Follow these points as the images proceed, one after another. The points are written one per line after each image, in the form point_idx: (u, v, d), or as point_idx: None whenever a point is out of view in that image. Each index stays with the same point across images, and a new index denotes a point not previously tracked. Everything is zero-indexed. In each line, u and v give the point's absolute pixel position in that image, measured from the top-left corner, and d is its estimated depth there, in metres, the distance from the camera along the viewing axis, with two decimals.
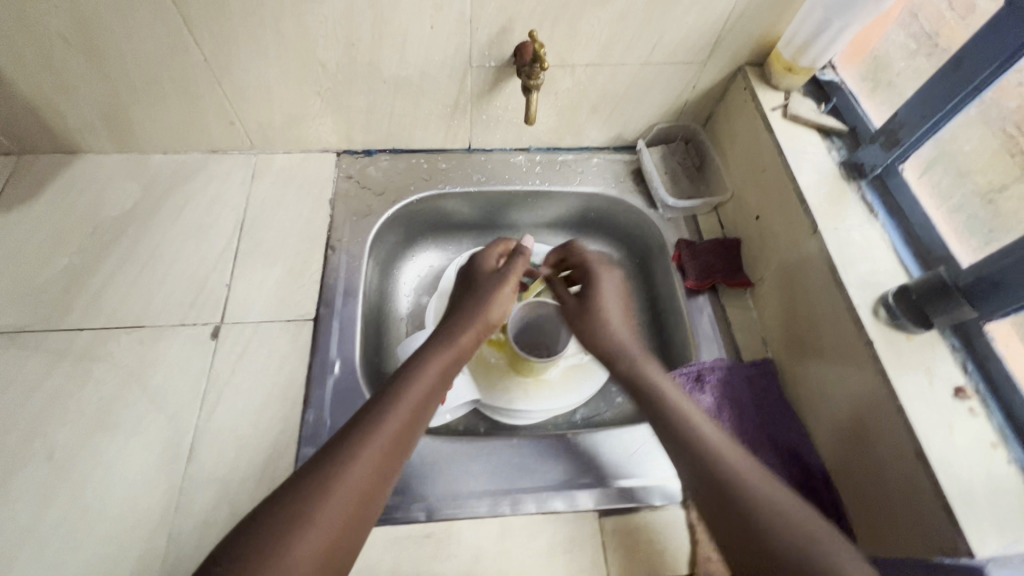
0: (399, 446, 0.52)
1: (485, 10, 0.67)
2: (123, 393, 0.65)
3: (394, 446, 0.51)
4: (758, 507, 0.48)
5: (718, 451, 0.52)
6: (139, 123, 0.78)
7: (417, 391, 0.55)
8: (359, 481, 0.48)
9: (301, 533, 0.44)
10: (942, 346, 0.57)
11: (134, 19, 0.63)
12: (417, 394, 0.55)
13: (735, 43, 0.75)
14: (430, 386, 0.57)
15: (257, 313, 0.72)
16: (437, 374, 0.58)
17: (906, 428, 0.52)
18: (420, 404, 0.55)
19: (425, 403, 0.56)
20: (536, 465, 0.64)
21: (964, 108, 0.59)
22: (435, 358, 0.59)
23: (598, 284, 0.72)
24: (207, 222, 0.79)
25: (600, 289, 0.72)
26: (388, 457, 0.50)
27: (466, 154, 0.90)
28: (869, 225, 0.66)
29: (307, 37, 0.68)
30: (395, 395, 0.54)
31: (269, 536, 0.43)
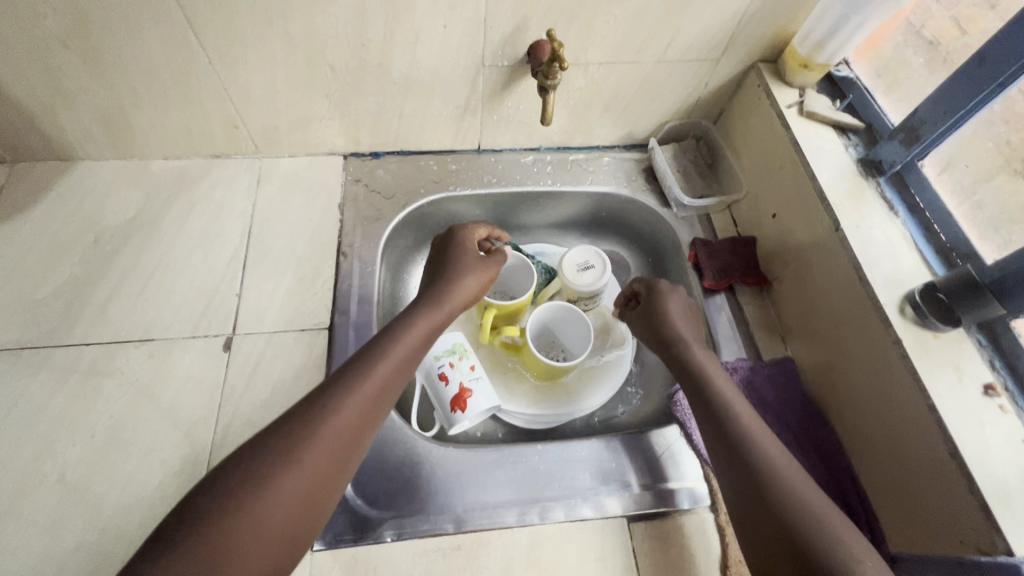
0: (366, 422, 0.53)
1: (500, 8, 0.65)
2: (136, 409, 0.63)
3: (362, 420, 0.53)
4: (796, 514, 0.49)
5: (770, 464, 0.53)
6: (140, 128, 0.76)
7: (382, 371, 0.56)
8: (327, 451, 0.50)
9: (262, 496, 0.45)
10: (969, 344, 0.57)
11: (137, 20, 0.61)
12: (388, 369, 0.56)
13: (750, 39, 0.75)
14: (401, 361, 0.58)
15: (269, 323, 0.70)
16: (409, 348, 0.59)
17: (938, 427, 0.53)
18: (390, 378, 0.57)
19: (396, 379, 0.57)
20: (563, 471, 0.64)
21: (987, 104, 0.58)
22: (408, 333, 0.61)
23: (665, 302, 0.69)
24: (214, 229, 0.77)
25: (664, 307, 0.69)
26: (354, 431, 0.52)
27: (476, 155, 0.88)
28: (890, 222, 0.65)
29: (316, 38, 0.66)
30: (367, 368, 0.55)
31: (234, 497, 0.45)
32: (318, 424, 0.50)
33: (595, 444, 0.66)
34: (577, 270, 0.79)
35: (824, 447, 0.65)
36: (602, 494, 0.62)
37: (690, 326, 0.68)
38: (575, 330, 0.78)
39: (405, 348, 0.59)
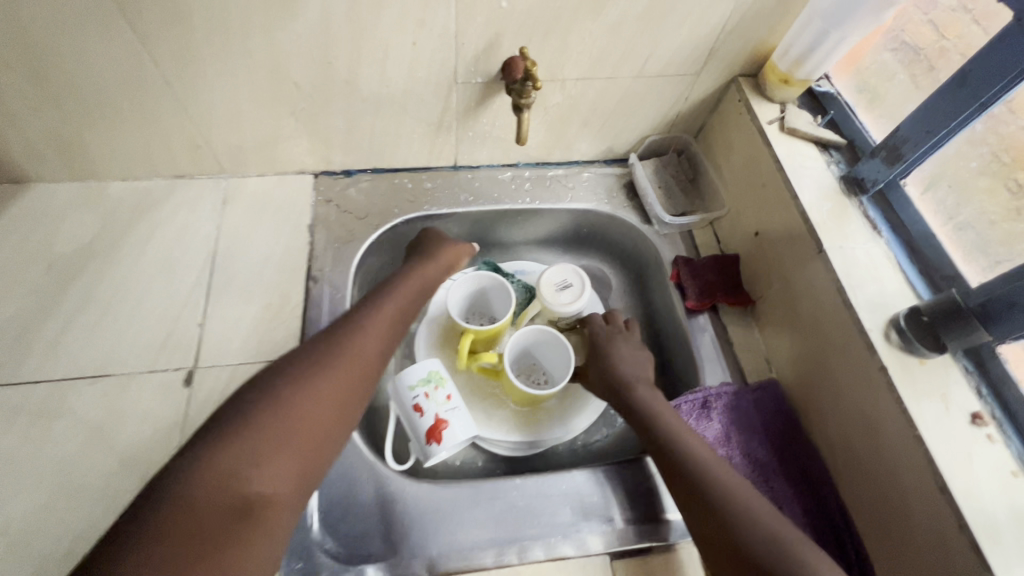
0: (369, 366, 0.52)
1: (472, 24, 0.63)
2: (90, 451, 0.60)
3: (361, 364, 0.52)
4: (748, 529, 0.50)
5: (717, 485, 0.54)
6: (95, 150, 0.72)
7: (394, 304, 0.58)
8: (328, 389, 0.48)
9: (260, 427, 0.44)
10: (956, 370, 0.56)
11: (85, 40, 0.57)
12: (384, 320, 0.56)
13: (729, 54, 0.73)
14: (395, 314, 0.57)
15: (234, 354, 0.67)
16: (401, 306, 0.59)
17: (926, 462, 0.51)
18: (388, 330, 0.56)
19: (393, 329, 0.56)
20: (545, 506, 0.62)
21: (969, 124, 0.57)
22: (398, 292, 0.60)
23: (610, 347, 0.70)
24: (176, 255, 0.73)
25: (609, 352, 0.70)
26: (357, 373, 0.51)
27: (452, 172, 0.85)
28: (873, 242, 0.64)
29: (279, 56, 0.63)
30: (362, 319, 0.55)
31: (241, 422, 0.44)
32: (316, 367, 0.49)
33: (582, 475, 0.63)
34: (556, 289, 0.77)
35: (811, 474, 0.63)
36: (584, 529, 0.61)
37: (638, 365, 0.68)
38: (555, 353, 0.75)
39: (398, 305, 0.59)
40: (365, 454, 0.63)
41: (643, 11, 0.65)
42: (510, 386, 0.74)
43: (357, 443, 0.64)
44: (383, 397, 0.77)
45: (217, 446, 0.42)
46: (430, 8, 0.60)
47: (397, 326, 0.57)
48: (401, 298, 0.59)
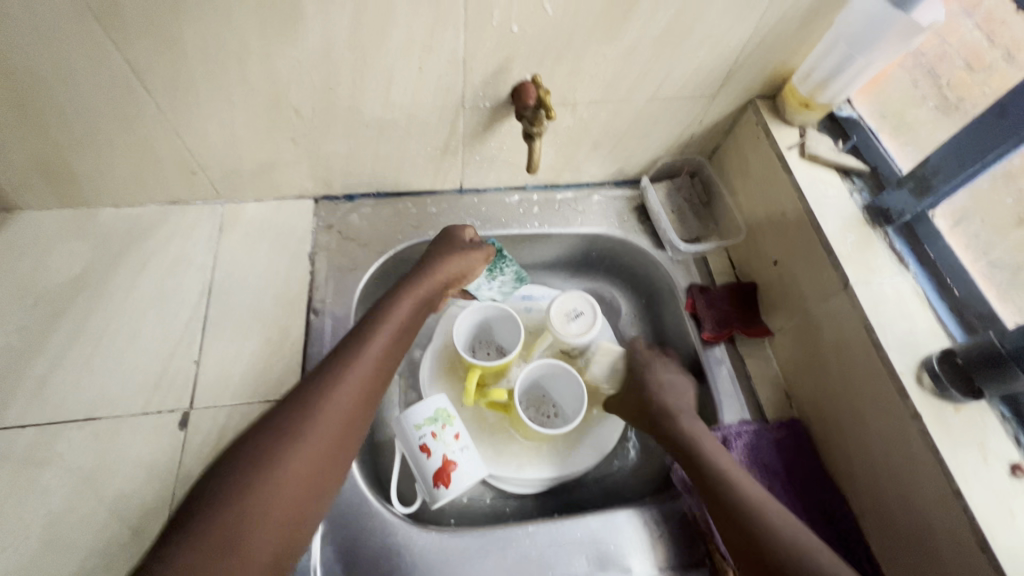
0: (369, 390, 0.55)
1: (480, 49, 0.60)
2: (79, 501, 0.56)
3: (364, 387, 0.55)
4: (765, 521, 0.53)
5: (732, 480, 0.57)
6: (85, 177, 0.68)
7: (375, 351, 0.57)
8: (336, 414, 0.52)
9: (284, 460, 0.48)
10: (992, 417, 0.53)
11: (71, 67, 0.54)
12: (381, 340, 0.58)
13: (747, 76, 0.70)
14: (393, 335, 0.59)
15: (231, 395, 0.64)
16: (377, 355, 0.57)
17: (964, 515, 0.48)
18: (385, 350, 0.58)
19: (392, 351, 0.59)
20: (560, 554, 0.59)
21: (1006, 157, 0.54)
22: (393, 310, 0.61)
23: (651, 371, 0.71)
24: (170, 287, 0.70)
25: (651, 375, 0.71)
26: (359, 399, 0.54)
27: (458, 196, 0.82)
28: (901, 277, 0.61)
29: (278, 82, 0.60)
30: (360, 344, 0.57)
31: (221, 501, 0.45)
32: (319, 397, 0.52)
33: (597, 521, 0.61)
34: (565, 318, 0.74)
35: (837, 522, 0.60)
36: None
37: (677, 394, 0.68)
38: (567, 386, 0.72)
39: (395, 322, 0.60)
40: (368, 501, 0.60)
41: (660, 35, 0.62)
42: (519, 424, 0.70)
43: (362, 487, 0.61)
44: (386, 431, 0.74)
45: (197, 531, 0.43)
46: (437, 32, 0.57)
47: (395, 349, 0.59)
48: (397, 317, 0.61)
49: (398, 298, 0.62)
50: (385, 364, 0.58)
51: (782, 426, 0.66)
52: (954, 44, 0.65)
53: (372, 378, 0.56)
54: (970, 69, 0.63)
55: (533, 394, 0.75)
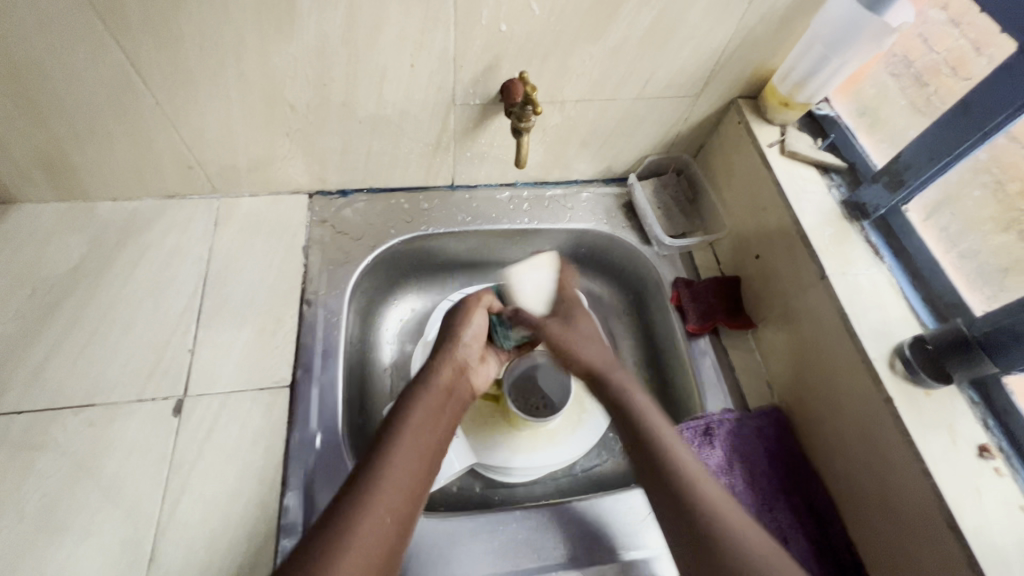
0: (416, 478, 0.54)
1: (470, 48, 0.62)
2: (73, 484, 0.58)
3: (408, 479, 0.53)
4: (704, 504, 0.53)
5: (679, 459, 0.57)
6: (83, 171, 0.70)
7: (413, 438, 0.56)
8: (385, 511, 0.49)
9: (339, 571, 0.45)
10: (962, 401, 0.55)
11: (73, 61, 0.56)
12: (414, 430, 0.56)
13: (729, 76, 0.72)
14: (423, 421, 0.58)
15: (225, 383, 0.65)
16: (420, 440, 0.56)
17: (933, 494, 0.50)
18: (421, 437, 0.56)
19: (429, 438, 0.57)
20: (545, 537, 0.61)
21: (972, 151, 0.57)
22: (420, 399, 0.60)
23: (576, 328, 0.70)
24: (166, 279, 0.72)
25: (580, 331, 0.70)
26: (409, 488, 0.52)
27: (449, 192, 0.84)
28: (876, 268, 0.63)
29: (274, 78, 0.62)
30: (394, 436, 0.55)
31: None
32: (359, 497, 0.50)
33: (581, 506, 0.63)
34: None
35: (815, 506, 0.62)
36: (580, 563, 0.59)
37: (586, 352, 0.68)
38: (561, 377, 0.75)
39: (423, 412, 0.59)
40: None
41: (644, 35, 0.64)
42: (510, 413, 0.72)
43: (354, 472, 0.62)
44: (377, 421, 0.75)
45: None
46: (428, 30, 0.59)
47: (430, 433, 0.58)
48: (424, 405, 0.59)
49: (423, 388, 0.62)
50: (425, 454, 0.56)
51: (761, 415, 0.68)
52: (942, 52, 0.64)
53: (416, 468, 0.54)
54: (956, 76, 0.62)
55: (521, 385, 0.77)
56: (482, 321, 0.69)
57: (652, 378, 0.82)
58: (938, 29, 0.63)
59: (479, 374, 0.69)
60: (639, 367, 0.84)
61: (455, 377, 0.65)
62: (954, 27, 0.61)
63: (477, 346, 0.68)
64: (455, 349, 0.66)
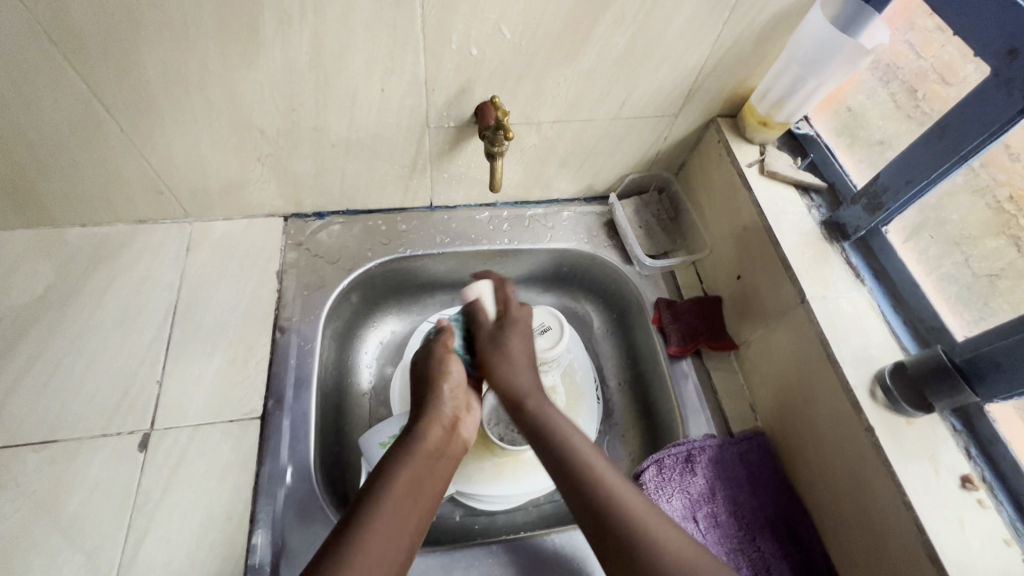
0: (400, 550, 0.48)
1: (442, 72, 0.61)
2: (33, 526, 0.56)
3: (388, 559, 0.47)
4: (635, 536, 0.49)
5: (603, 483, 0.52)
6: (49, 198, 0.68)
7: (397, 503, 0.50)
8: None
9: None
10: (944, 430, 0.54)
11: (32, 90, 0.55)
12: (399, 503, 0.50)
13: (706, 96, 0.72)
14: (410, 491, 0.52)
15: (193, 415, 0.63)
16: (405, 508, 0.51)
17: (915, 528, 0.49)
18: (405, 506, 0.51)
19: (415, 507, 0.51)
20: (519, 572, 0.59)
21: (951, 174, 0.55)
22: (405, 464, 0.54)
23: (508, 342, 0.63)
24: (134, 307, 0.70)
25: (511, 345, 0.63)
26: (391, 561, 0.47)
27: (428, 213, 0.83)
28: (856, 291, 0.63)
29: (241, 104, 0.61)
30: (374, 509, 0.49)
31: None
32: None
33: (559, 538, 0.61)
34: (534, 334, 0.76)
35: (799, 535, 0.61)
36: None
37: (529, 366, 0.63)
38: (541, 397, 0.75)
39: (408, 476, 0.53)
40: (330, 520, 0.60)
41: (619, 57, 0.63)
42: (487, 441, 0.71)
43: (324, 505, 0.61)
44: (354, 449, 0.74)
45: None
46: (397, 54, 0.58)
47: (417, 503, 0.52)
48: (410, 469, 0.53)
49: (410, 450, 0.55)
50: (407, 524, 0.50)
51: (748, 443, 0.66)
52: (930, 58, 0.61)
53: (398, 540, 0.49)
54: (944, 81, 0.60)
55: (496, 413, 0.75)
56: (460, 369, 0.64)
57: (635, 399, 0.81)
58: (915, 50, 0.63)
59: (468, 425, 0.62)
60: (623, 389, 0.83)
61: (445, 435, 0.58)
62: (936, 40, 0.60)
63: (462, 395, 0.63)
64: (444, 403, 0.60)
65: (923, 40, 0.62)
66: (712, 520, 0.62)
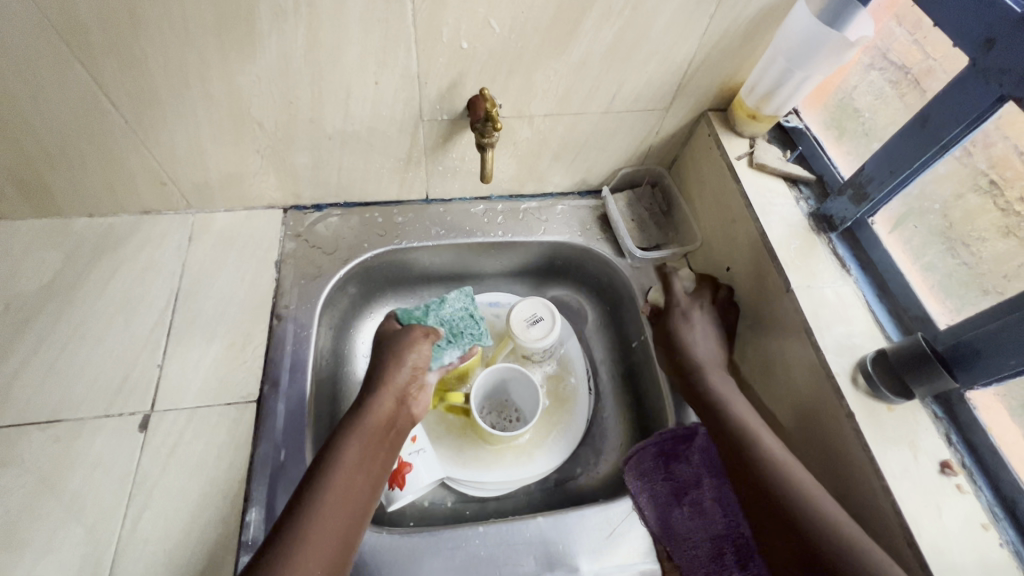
0: (353, 513, 0.52)
1: (434, 65, 0.63)
2: (36, 501, 0.58)
3: (344, 520, 0.51)
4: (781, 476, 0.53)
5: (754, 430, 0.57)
6: (57, 188, 0.71)
7: (348, 475, 0.53)
8: (320, 546, 0.49)
9: None
10: (925, 416, 0.55)
11: (39, 83, 0.57)
12: (349, 480, 0.53)
13: (696, 90, 0.73)
14: (361, 461, 0.55)
15: (191, 398, 0.65)
16: (358, 480, 0.54)
17: (894, 512, 0.49)
18: (352, 477, 0.54)
19: (366, 479, 0.55)
20: (505, 553, 0.61)
21: (934, 163, 0.56)
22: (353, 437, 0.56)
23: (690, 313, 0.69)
24: (138, 293, 0.72)
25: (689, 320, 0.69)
26: (345, 525, 0.51)
27: (424, 206, 0.85)
28: (842, 281, 0.63)
29: (240, 97, 0.63)
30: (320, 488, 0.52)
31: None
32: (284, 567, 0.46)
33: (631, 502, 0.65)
34: (526, 325, 0.77)
35: None
36: (606, 562, 0.61)
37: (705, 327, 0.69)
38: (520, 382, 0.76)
39: (357, 450, 0.55)
40: (305, 457, 0.64)
41: (607, 50, 0.64)
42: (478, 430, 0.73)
43: (304, 443, 0.65)
44: None
45: None
46: (390, 49, 0.60)
47: (363, 476, 0.54)
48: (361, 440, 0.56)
49: (357, 424, 0.57)
50: (355, 501, 0.53)
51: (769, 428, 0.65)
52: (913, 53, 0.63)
53: (348, 517, 0.52)
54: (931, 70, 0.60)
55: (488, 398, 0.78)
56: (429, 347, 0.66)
57: (626, 390, 0.82)
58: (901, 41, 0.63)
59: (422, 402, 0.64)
60: (614, 379, 0.84)
61: (395, 407, 0.60)
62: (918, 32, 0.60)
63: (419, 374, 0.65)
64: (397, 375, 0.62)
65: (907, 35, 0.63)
66: (697, 507, 0.62)
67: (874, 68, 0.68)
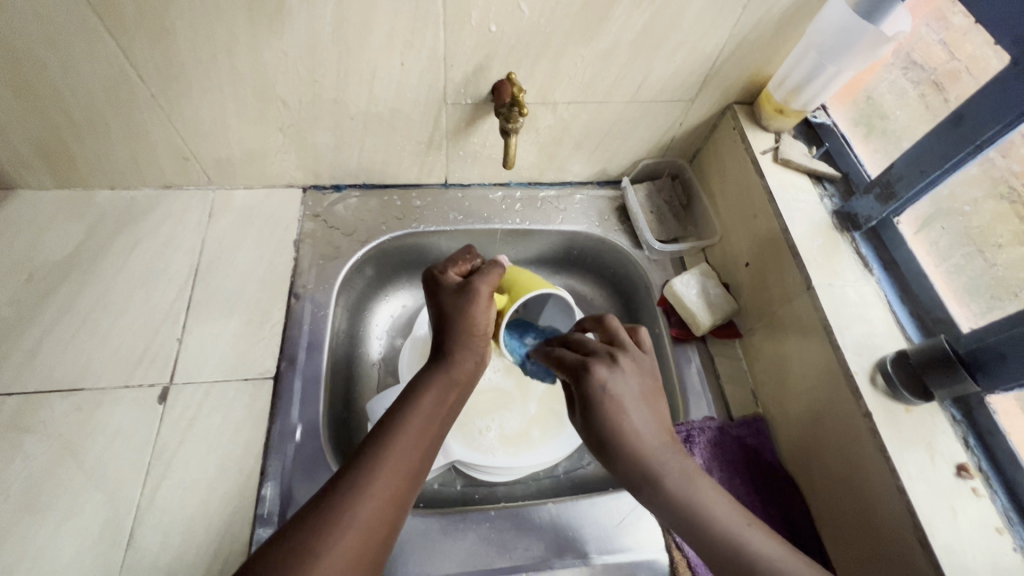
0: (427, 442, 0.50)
1: (461, 48, 0.62)
2: (57, 468, 0.59)
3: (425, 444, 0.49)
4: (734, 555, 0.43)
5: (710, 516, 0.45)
6: (82, 159, 0.71)
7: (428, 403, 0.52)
8: (389, 484, 0.46)
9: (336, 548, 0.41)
10: (943, 418, 0.55)
11: (68, 55, 0.57)
12: (427, 407, 0.51)
13: (724, 81, 0.72)
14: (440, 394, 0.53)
15: (210, 371, 0.66)
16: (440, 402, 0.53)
17: (906, 512, 0.49)
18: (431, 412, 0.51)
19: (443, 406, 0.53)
20: (514, 537, 0.61)
21: (967, 163, 0.55)
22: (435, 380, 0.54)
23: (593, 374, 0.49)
24: (158, 267, 0.73)
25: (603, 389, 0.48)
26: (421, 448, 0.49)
27: (442, 190, 0.85)
28: (864, 280, 0.63)
29: (266, 73, 0.62)
30: (383, 444, 0.48)
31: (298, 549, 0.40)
32: (303, 568, 0.39)
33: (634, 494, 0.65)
34: None
35: (792, 517, 0.62)
36: (614, 550, 0.61)
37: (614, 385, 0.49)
38: (514, 418, 0.77)
39: (435, 395, 0.53)
40: (329, 467, 0.63)
41: (636, 39, 0.63)
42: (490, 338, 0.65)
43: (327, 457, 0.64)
44: (360, 414, 0.76)
45: None
46: (418, 30, 0.60)
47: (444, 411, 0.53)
48: (434, 391, 0.53)
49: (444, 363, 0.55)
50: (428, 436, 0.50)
51: (778, 428, 0.67)
52: (963, 59, 0.60)
53: (419, 457, 0.49)
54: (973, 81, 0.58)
55: (488, 379, 0.79)
56: (495, 279, 0.59)
57: None
58: (959, 36, 0.60)
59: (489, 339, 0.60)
60: None
61: (475, 357, 0.57)
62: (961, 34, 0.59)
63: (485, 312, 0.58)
64: (466, 319, 0.57)
65: (958, 36, 0.60)
66: None
67: (905, 70, 0.67)
